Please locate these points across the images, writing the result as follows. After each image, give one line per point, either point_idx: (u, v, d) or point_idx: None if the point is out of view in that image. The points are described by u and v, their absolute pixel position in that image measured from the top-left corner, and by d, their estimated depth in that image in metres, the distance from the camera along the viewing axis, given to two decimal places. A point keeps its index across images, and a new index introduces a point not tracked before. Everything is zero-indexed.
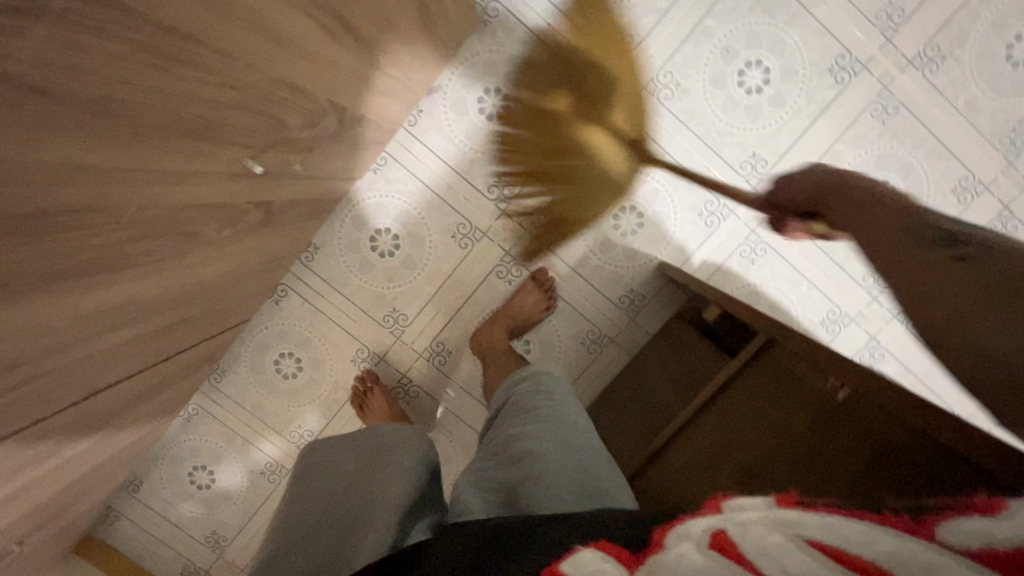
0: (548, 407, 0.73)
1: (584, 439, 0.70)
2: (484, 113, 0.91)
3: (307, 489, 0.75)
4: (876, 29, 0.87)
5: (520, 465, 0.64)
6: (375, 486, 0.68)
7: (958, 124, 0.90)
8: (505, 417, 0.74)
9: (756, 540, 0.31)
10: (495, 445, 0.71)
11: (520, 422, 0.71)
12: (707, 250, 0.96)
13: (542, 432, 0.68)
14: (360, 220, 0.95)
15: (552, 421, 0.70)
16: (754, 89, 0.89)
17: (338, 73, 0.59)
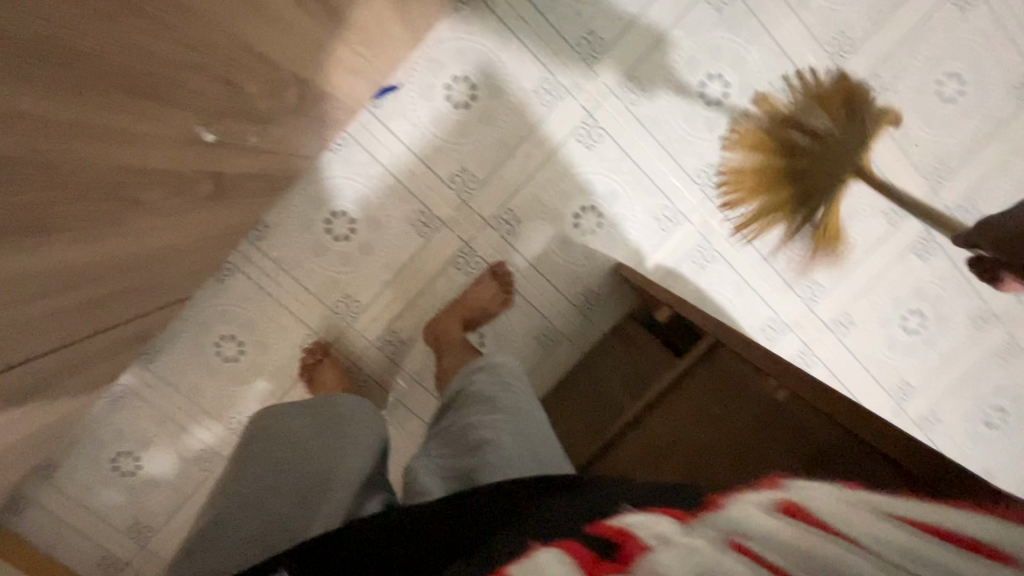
0: (503, 398, 0.73)
1: (536, 424, 0.71)
2: (451, 101, 0.89)
3: (251, 450, 0.71)
4: (827, 55, 0.92)
5: (472, 454, 0.64)
6: (329, 459, 0.67)
7: (893, 150, 0.97)
8: (458, 404, 0.74)
9: (832, 510, 0.25)
10: (448, 432, 0.71)
11: (476, 411, 0.71)
12: (662, 253, 0.99)
13: (495, 422, 0.68)
14: (316, 200, 0.92)
15: (505, 410, 0.71)
16: (714, 102, 0.93)
17: (303, 43, 0.57)
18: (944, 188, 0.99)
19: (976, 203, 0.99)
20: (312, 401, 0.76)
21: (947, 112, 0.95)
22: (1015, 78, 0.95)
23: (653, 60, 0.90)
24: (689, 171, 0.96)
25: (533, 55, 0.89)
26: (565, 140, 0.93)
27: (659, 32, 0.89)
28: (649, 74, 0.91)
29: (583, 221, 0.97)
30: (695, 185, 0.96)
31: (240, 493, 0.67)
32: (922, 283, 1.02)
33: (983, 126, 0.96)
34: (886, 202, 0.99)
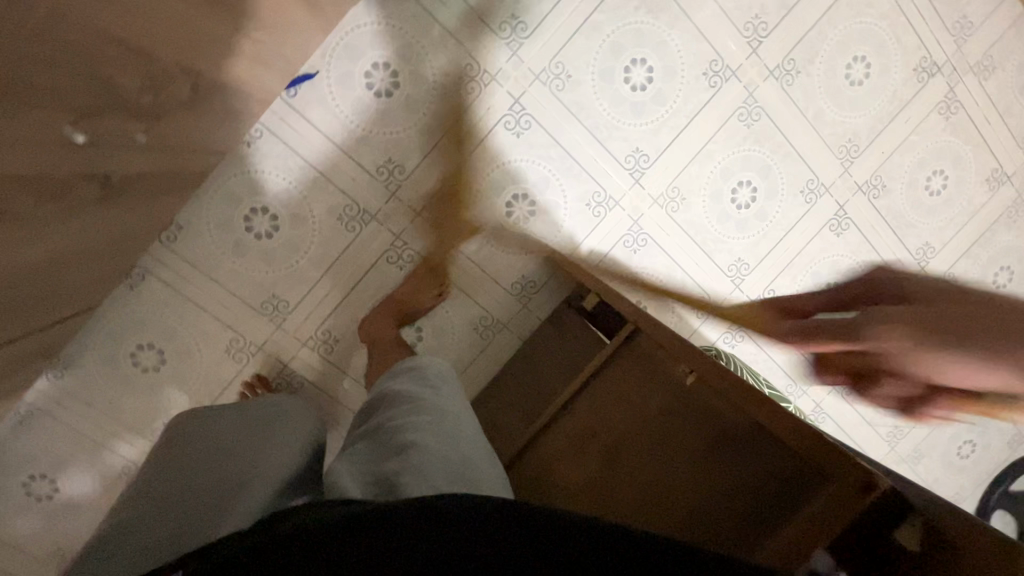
0: (434, 397, 0.73)
1: (464, 427, 0.71)
2: (372, 89, 0.86)
3: (180, 453, 0.70)
4: (744, 39, 0.94)
5: (397, 453, 0.62)
6: (262, 450, 0.69)
7: (807, 131, 1.01)
8: (386, 402, 0.73)
9: None
10: (372, 433, 0.68)
11: (402, 412, 0.69)
12: (594, 239, 1.00)
13: (425, 422, 0.67)
14: (232, 198, 0.86)
15: (435, 411, 0.70)
16: (639, 86, 0.93)
17: (186, 28, 0.52)
18: (854, 167, 1.05)
19: (881, 181, 1.06)
20: (246, 404, 0.79)
21: (854, 94, 1.00)
22: (913, 61, 1.01)
23: (577, 45, 0.90)
24: (618, 156, 0.96)
25: (456, 40, 0.86)
26: (492, 128, 0.91)
27: (582, 17, 0.88)
28: (574, 59, 0.90)
29: (515, 210, 0.96)
30: (624, 170, 0.97)
31: (155, 486, 0.65)
32: (835, 258, 1.09)
33: (886, 107, 1.02)
34: (802, 181, 1.04)
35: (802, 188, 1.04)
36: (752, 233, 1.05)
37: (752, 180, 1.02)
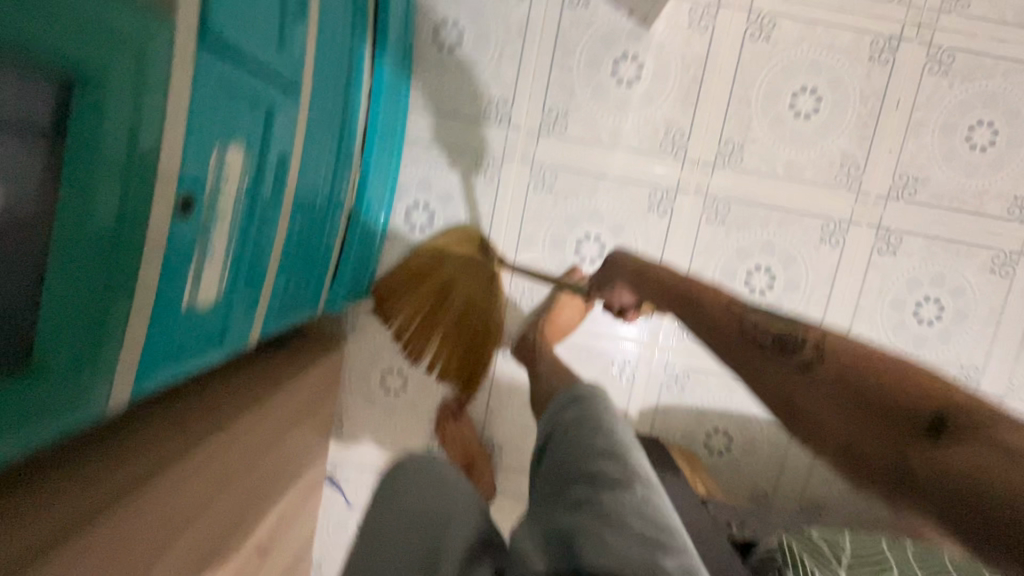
0: (595, 436, 0.66)
1: (648, 474, 0.62)
2: (391, 391, 1.00)
3: (385, 517, 0.48)
4: (666, 156, 0.92)
5: (590, 511, 0.57)
6: (445, 504, 0.49)
7: (788, 186, 0.93)
8: (561, 437, 0.70)
9: None
10: (551, 471, 0.67)
11: (576, 447, 0.66)
12: (637, 399, 0.99)
13: (610, 473, 0.61)
14: (342, 520, 1.03)
15: (620, 449, 0.64)
16: (595, 258, 0.96)
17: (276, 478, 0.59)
18: (864, 185, 0.92)
19: (908, 176, 0.92)
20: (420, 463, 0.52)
21: (815, 124, 0.91)
22: (863, 53, 0.89)
23: (524, 260, 0.96)
24: (615, 321, 0.97)
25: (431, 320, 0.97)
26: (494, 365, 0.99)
27: (514, 237, 0.95)
28: (528, 271, 0.96)
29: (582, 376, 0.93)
30: (628, 329, 0.97)
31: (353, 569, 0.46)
32: (907, 275, 0.94)
33: (863, 109, 0.90)
34: (815, 232, 0.94)
35: (819, 237, 0.94)
36: (792, 308, 0.96)
37: (761, 262, 0.95)
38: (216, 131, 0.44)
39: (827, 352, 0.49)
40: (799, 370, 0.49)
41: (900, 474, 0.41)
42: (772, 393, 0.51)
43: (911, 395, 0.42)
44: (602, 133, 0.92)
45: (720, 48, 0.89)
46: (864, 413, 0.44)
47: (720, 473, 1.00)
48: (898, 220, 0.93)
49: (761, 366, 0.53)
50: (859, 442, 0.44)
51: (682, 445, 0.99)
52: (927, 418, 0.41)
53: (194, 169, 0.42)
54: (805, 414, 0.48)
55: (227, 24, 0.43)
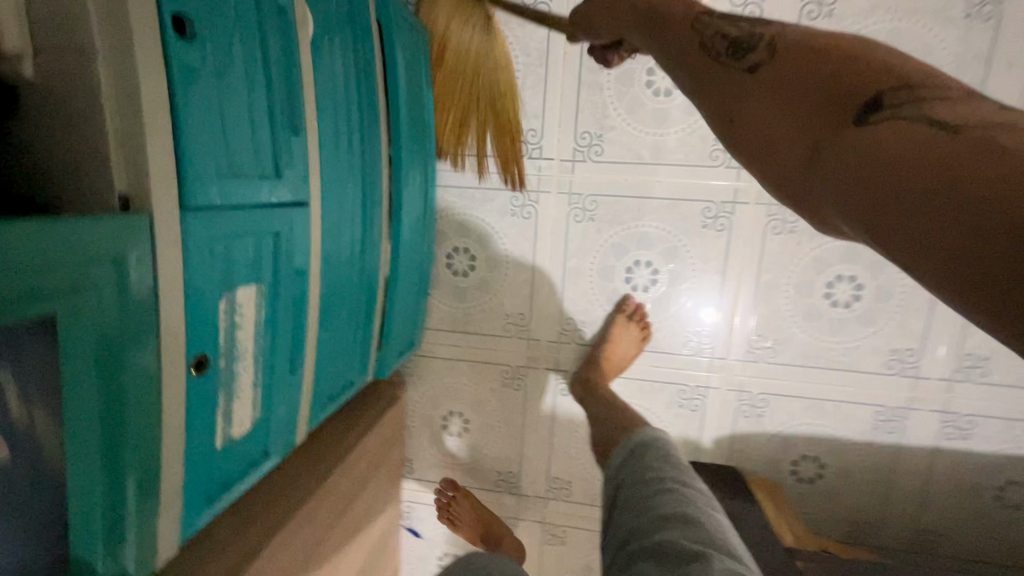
0: (658, 493, 0.53)
1: (729, 544, 0.48)
2: (453, 434, 1.00)
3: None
4: (719, 168, 0.83)
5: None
6: None
7: None
8: (622, 495, 0.56)
9: None
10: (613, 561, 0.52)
11: (640, 510, 0.52)
12: (711, 429, 0.92)
13: (680, 546, 0.46)
14: (422, 556, 1.06)
15: (691, 512, 0.50)
16: (648, 286, 0.89)
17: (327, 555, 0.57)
18: None
19: None
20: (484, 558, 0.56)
21: None
22: (957, 13, 0.73)
23: (573, 293, 0.91)
24: (678, 349, 0.90)
25: (485, 362, 0.96)
26: (553, 404, 0.95)
27: (560, 271, 0.91)
28: (578, 305, 0.91)
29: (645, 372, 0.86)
30: (692, 357, 0.90)
31: None
32: None
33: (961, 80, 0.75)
34: None
35: None
36: (886, 319, 0.83)
37: (844, 271, 0.83)
38: (220, 270, 0.41)
39: (780, 43, 0.34)
40: (742, 71, 0.35)
41: (828, 162, 0.29)
42: (698, 86, 0.37)
43: (862, 73, 0.30)
44: (643, 151, 0.84)
45: None
46: (795, 89, 0.32)
47: (813, 504, 0.91)
48: None
49: (701, 64, 0.38)
50: (777, 130, 0.32)
51: (767, 476, 0.91)
52: (864, 96, 0.29)
53: (202, 325, 0.40)
54: (743, 118, 0.34)
55: (207, 161, 0.39)
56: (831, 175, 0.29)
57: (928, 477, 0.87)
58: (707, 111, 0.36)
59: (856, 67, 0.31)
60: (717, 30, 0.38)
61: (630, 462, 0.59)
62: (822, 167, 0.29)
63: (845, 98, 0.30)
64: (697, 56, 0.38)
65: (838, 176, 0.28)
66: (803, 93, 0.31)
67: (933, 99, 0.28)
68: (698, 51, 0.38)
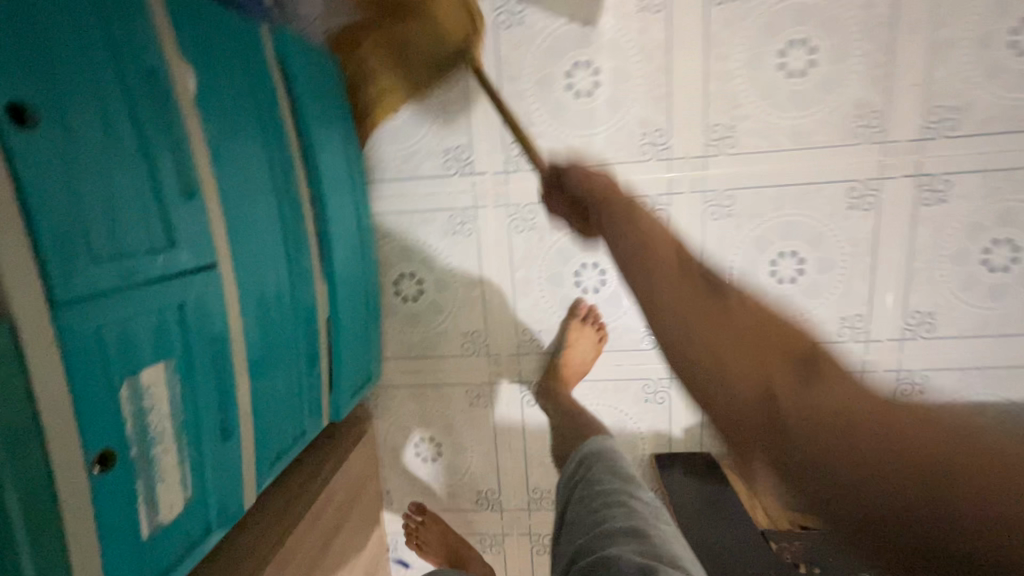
0: (608, 507, 0.53)
1: (674, 555, 0.48)
2: (425, 459, 0.98)
3: None
4: (650, 161, 0.82)
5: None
6: None
7: (799, 156, 0.80)
8: (573, 512, 0.56)
9: None
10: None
11: (591, 529, 0.52)
12: (680, 418, 0.92)
13: (628, 560, 0.46)
14: None
15: (639, 526, 0.50)
16: (597, 286, 0.89)
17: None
18: (890, 132, 0.78)
19: (944, 107, 0.76)
20: None
21: (815, 79, 0.77)
22: None
23: (525, 303, 0.90)
24: (637, 344, 0.90)
25: (447, 383, 0.94)
26: (521, 415, 0.94)
27: (509, 283, 0.89)
28: (532, 313, 0.90)
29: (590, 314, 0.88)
30: (651, 350, 0.90)
31: None
32: (966, 221, 0.80)
33: (869, 47, 0.76)
34: (841, 199, 0.81)
35: (847, 205, 0.81)
36: (832, 289, 0.85)
37: (786, 247, 0.84)
38: (116, 355, 0.40)
39: (741, 297, 0.38)
40: (716, 310, 0.37)
41: (786, 414, 0.30)
42: (675, 347, 0.36)
43: (785, 329, 0.35)
44: (573, 153, 0.83)
45: (683, 26, 0.77)
46: (741, 350, 0.33)
47: None
48: (942, 161, 0.78)
49: (666, 312, 0.39)
50: (732, 387, 0.32)
51: None
52: (800, 353, 0.33)
53: (101, 417, 0.38)
54: (713, 370, 0.33)
55: (80, 248, 0.37)
56: (812, 449, 0.29)
57: None
58: (665, 339, 0.37)
59: (775, 324, 0.36)
60: (721, 284, 0.41)
61: (578, 471, 0.59)
62: (798, 442, 0.29)
63: (796, 356, 0.33)
64: (698, 301, 0.39)
65: (833, 456, 0.29)
66: (783, 359, 0.33)
67: (841, 364, 0.33)
68: (700, 296, 0.39)
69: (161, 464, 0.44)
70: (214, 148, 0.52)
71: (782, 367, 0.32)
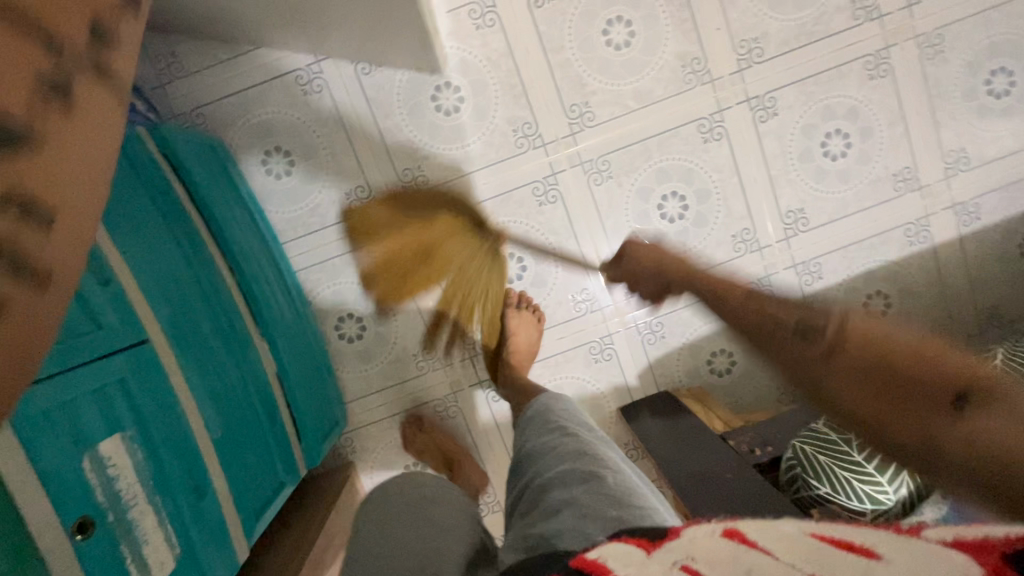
0: (556, 439, 0.63)
1: (611, 461, 0.59)
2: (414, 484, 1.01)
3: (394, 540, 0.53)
4: (528, 151, 0.92)
5: (569, 510, 0.51)
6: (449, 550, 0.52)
7: (649, 112, 0.92)
8: (527, 448, 0.66)
9: (763, 531, 0.36)
10: (521, 494, 0.60)
11: (543, 455, 0.62)
12: (631, 368, 1.00)
13: (575, 471, 0.56)
14: None
15: (579, 445, 0.61)
16: (518, 276, 0.97)
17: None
18: (713, 72, 0.91)
19: (748, 40, 0.90)
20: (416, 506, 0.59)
21: (640, 47, 0.90)
22: None
23: None
24: (572, 314, 0.98)
25: (414, 406, 0.98)
26: (490, 413, 0.99)
27: (441, 294, 0.96)
28: None
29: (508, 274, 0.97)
30: (586, 315, 0.98)
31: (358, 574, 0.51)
32: (800, 125, 0.93)
33: (672, 9, 0.89)
34: (695, 136, 0.93)
35: (701, 140, 0.93)
36: (715, 214, 0.96)
37: (666, 190, 0.95)
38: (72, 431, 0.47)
39: (847, 351, 0.48)
40: (946, 418, 0.44)
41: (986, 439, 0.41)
42: (944, 381, 0.44)
43: (935, 376, 0.44)
44: (460, 163, 0.92)
45: (516, 31, 0.88)
46: (880, 397, 0.46)
47: (737, 387, 1.01)
48: (762, 82, 0.92)
49: (920, 415, 0.44)
50: (933, 368, 0.44)
51: (692, 384, 1.01)
52: (953, 394, 0.44)
53: (70, 491, 0.45)
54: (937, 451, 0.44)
55: None
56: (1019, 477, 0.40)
57: None
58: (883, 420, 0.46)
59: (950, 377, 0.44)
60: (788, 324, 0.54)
61: (533, 419, 0.70)
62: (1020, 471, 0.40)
63: (920, 389, 0.45)
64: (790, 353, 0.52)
65: None
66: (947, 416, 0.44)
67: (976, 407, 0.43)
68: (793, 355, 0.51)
69: (141, 527, 0.51)
70: (130, 256, 0.59)
71: (927, 410, 0.44)
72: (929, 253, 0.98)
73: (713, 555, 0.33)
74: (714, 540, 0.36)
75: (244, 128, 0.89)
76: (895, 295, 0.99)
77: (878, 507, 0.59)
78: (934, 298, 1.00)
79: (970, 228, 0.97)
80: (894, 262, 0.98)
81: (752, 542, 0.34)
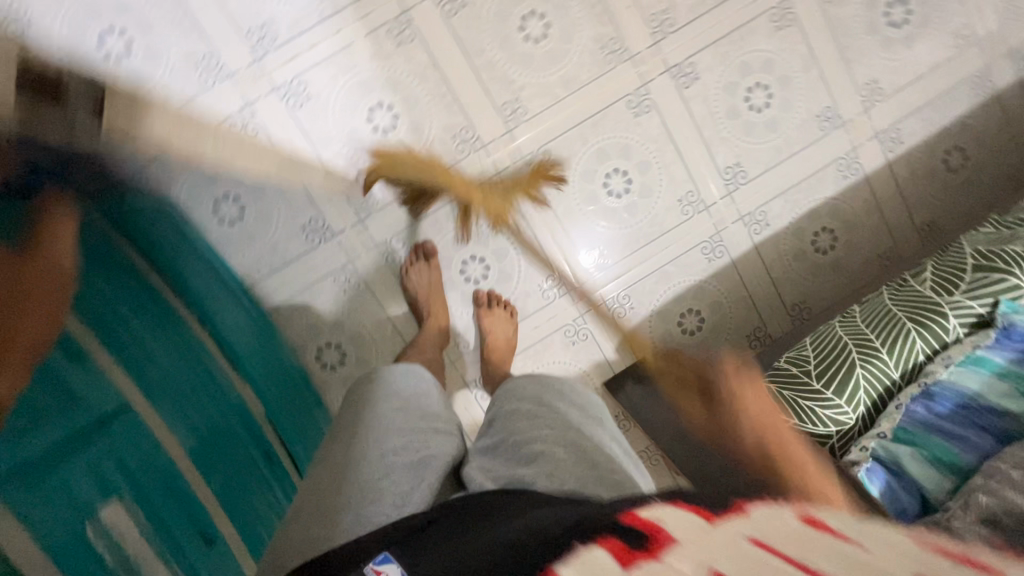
0: (547, 409, 0.65)
1: (597, 432, 0.64)
2: None
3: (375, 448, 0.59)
4: (471, 155, 0.95)
5: (541, 467, 0.56)
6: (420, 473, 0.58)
7: (578, 96, 0.95)
8: (507, 407, 0.68)
9: (847, 524, 0.31)
10: (493, 439, 0.64)
11: (524, 418, 0.64)
12: (607, 344, 1.04)
13: (552, 435, 0.61)
14: None
15: (558, 414, 0.64)
16: (482, 275, 1.00)
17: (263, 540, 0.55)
18: (631, 48, 0.95)
19: (659, 12, 0.94)
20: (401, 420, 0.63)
21: (558, 36, 0.93)
22: None
23: None
24: (542, 301, 1.01)
25: None
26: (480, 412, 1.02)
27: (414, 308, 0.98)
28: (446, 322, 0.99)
29: (473, 273, 0.99)
30: (555, 300, 1.01)
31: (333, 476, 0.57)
32: (721, 85, 0.98)
33: None
34: (626, 111, 0.96)
35: (632, 114, 0.97)
36: (659, 183, 1.00)
37: (608, 168, 0.98)
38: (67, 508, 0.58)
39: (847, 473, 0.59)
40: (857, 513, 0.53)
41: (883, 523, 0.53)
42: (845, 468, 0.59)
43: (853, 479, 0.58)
44: None
45: (436, 43, 0.91)
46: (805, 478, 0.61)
47: (711, 343, 1.06)
48: (679, 50, 0.96)
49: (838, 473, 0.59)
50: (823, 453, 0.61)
51: (668, 346, 1.05)
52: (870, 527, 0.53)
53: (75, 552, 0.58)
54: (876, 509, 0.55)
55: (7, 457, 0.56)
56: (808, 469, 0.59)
57: (767, 268, 1.05)
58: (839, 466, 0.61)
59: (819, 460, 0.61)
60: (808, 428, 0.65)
61: (516, 385, 0.72)
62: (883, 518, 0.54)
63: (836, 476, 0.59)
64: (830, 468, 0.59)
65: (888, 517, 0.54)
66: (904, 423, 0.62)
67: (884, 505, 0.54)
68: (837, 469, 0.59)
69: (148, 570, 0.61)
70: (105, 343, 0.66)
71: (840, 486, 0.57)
72: (862, 184, 1.03)
73: (800, 537, 0.29)
74: (787, 520, 0.31)
75: (189, 183, 0.86)
76: (840, 229, 1.05)
77: (842, 427, 0.63)
78: (876, 225, 1.05)
79: (896, 155, 1.03)
80: (832, 198, 1.03)
81: (844, 534, 0.30)
